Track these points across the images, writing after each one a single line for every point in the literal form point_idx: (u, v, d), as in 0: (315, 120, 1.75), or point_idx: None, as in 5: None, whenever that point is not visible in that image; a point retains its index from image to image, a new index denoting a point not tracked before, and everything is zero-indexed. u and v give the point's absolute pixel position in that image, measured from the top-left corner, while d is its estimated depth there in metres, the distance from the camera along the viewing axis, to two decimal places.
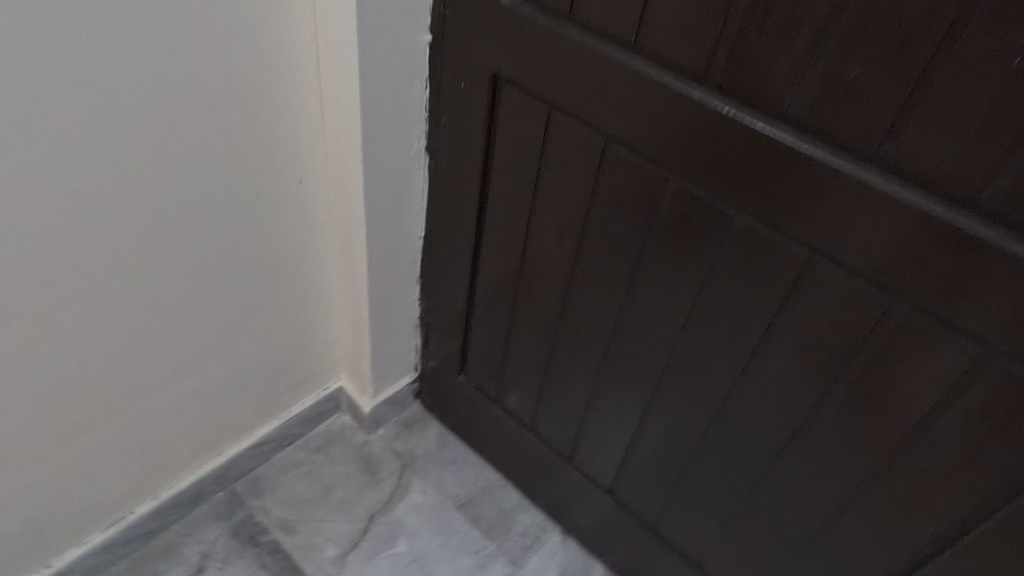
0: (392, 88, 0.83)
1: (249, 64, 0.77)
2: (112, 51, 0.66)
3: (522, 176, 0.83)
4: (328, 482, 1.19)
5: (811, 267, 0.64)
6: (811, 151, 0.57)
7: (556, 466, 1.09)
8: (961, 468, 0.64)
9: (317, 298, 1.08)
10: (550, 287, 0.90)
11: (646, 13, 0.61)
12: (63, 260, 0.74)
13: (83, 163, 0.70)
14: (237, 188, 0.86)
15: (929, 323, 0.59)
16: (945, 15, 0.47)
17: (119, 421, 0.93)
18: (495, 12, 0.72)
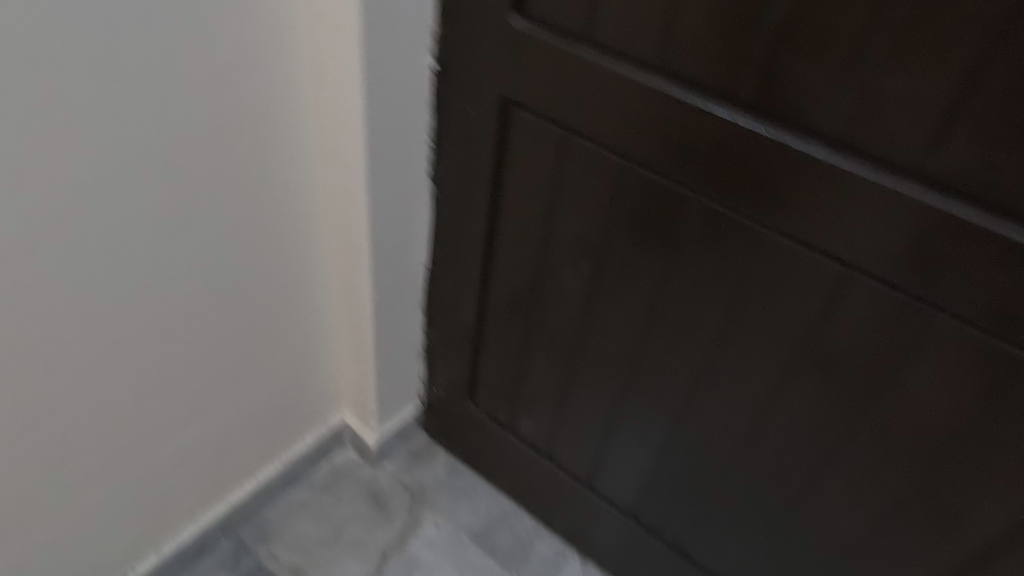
0: (397, 116, 0.81)
1: (249, 99, 0.74)
2: (108, 92, 0.63)
3: (535, 200, 0.81)
4: (337, 521, 1.15)
5: (846, 283, 0.62)
6: (847, 166, 0.56)
7: (573, 491, 1.07)
8: (1008, 480, 0.63)
9: (319, 333, 1.05)
10: (566, 312, 0.87)
11: (670, 33, 0.60)
12: (59, 313, 0.71)
13: (79, 210, 0.66)
14: (237, 226, 0.83)
15: (972, 335, 0.58)
16: (991, 26, 0.46)
17: (120, 475, 0.89)
18: (506, 36, 0.70)
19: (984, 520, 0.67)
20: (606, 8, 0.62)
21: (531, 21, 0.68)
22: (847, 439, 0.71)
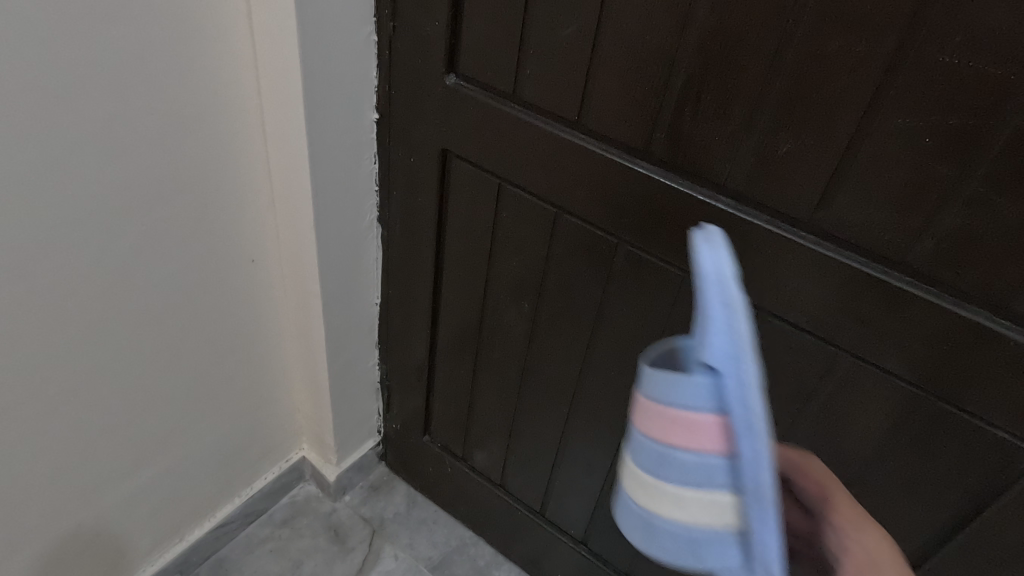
0: (342, 167, 0.84)
1: (196, 155, 0.77)
2: (58, 156, 0.65)
3: (477, 242, 0.85)
4: (297, 556, 1.16)
5: (759, 324, 0.67)
6: (749, 219, 0.60)
7: (527, 520, 1.10)
8: (915, 499, 0.67)
9: (274, 372, 1.07)
10: (511, 349, 0.91)
11: (587, 95, 0.64)
12: (11, 366, 0.72)
13: (30, 266, 0.68)
14: (188, 274, 0.85)
15: (872, 372, 0.63)
16: (861, 97, 0.51)
17: (75, 519, 0.90)
18: (440, 93, 0.74)
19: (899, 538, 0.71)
20: (530, 71, 0.67)
21: (463, 80, 0.73)
22: None
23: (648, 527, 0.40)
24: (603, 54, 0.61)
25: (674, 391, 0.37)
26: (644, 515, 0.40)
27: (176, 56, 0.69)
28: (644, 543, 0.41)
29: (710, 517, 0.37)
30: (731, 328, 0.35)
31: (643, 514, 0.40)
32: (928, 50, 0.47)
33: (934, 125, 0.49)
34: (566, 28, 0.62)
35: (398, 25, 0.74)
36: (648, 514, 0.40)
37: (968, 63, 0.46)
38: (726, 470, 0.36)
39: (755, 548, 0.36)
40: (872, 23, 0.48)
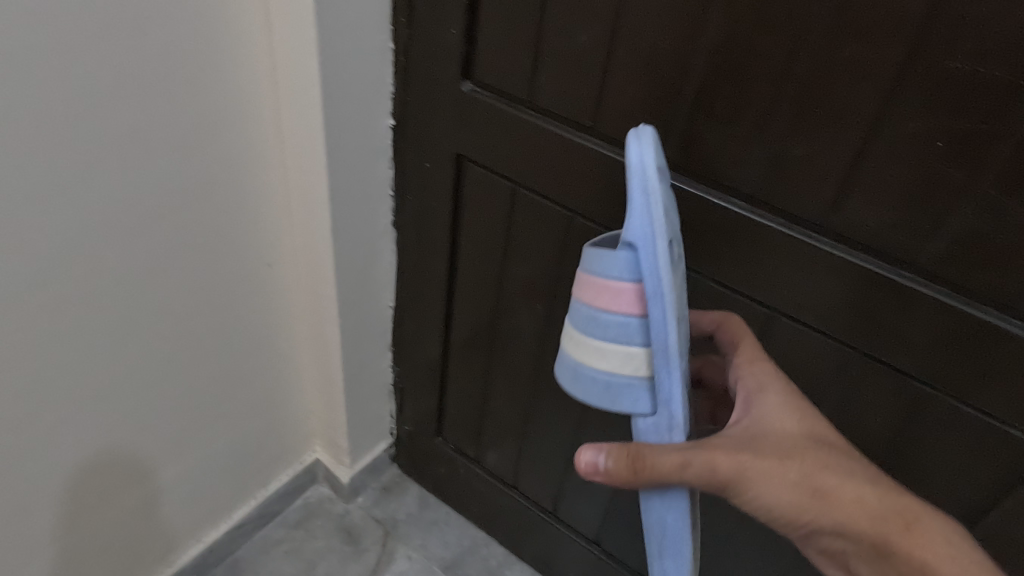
0: (358, 173, 0.85)
1: (215, 161, 0.79)
2: (82, 162, 0.67)
3: (491, 246, 0.86)
4: (311, 557, 1.17)
5: (772, 325, 0.68)
6: (762, 222, 0.62)
7: (540, 521, 1.11)
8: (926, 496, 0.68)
9: (289, 374, 1.08)
10: (524, 350, 0.92)
11: (602, 101, 0.66)
12: (35, 370, 0.74)
13: (55, 271, 0.70)
14: (207, 277, 0.86)
15: (885, 371, 0.64)
16: (873, 103, 0.52)
17: (95, 520, 0.91)
18: (456, 99, 0.76)
19: None
20: (545, 78, 0.68)
21: (479, 86, 0.74)
22: None
23: (576, 373, 0.52)
24: (618, 60, 0.62)
25: (602, 264, 0.48)
26: (577, 363, 0.52)
27: (195, 66, 0.71)
28: (576, 384, 0.52)
29: (627, 363, 0.49)
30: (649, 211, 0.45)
31: (574, 361, 0.52)
32: (938, 57, 0.48)
33: (943, 129, 0.50)
34: (581, 35, 0.63)
35: (414, 33, 0.75)
36: (581, 361, 0.51)
37: (978, 70, 0.48)
38: (640, 329, 0.48)
39: (657, 388, 0.48)
40: (884, 31, 0.49)
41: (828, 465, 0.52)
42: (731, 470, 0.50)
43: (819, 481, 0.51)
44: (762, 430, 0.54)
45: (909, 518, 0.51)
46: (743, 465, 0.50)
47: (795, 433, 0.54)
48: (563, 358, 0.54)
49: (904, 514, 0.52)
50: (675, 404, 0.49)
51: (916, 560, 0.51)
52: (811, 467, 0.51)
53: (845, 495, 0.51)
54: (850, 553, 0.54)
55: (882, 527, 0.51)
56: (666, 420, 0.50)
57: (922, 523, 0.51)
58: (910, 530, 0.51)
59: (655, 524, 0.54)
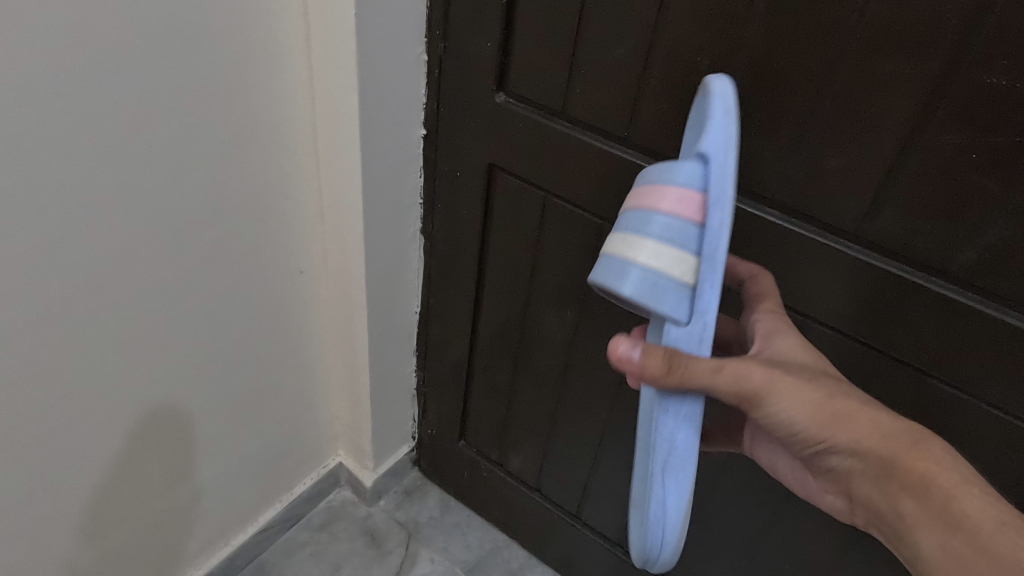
0: (390, 182, 0.87)
1: (254, 171, 0.80)
2: (133, 175, 0.68)
3: (520, 252, 0.87)
4: (335, 560, 1.19)
5: (803, 331, 0.69)
6: (796, 231, 0.63)
7: (562, 523, 1.12)
8: None
9: (316, 379, 1.10)
10: (551, 355, 0.94)
11: (637, 112, 0.67)
12: (82, 379, 0.75)
13: (103, 281, 0.71)
14: (242, 285, 0.88)
15: (916, 376, 0.65)
16: (908, 116, 0.54)
17: (132, 525, 0.93)
18: (490, 110, 0.77)
19: None
20: (580, 90, 0.70)
21: (513, 97, 0.76)
22: None
23: (613, 271, 0.52)
24: (654, 73, 0.64)
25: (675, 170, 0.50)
26: (619, 262, 0.52)
27: (239, 78, 0.73)
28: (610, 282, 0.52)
29: (675, 266, 0.50)
30: (727, 129, 0.48)
31: (615, 260, 0.53)
32: (975, 72, 0.50)
33: (977, 143, 0.52)
34: (617, 49, 0.65)
35: (449, 46, 0.77)
36: (624, 259, 0.52)
37: (1011, 86, 0.49)
38: (695, 237, 0.50)
39: (698, 296, 0.50)
40: (921, 46, 0.51)
41: (843, 388, 0.55)
42: (759, 378, 0.54)
43: (838, 403, 0.53)
44: (779, 355, 0.56)
45: (915, 439, 0.52)
46: (773, 379, 0.54)
47: (811, 362, 0.56)
48: (599, 261, 0.55)
49: (910, 436, 0.53)
50: (710, 314, 0.51)
51: (922, 475, 0.51)
52: (830, 389, 0.54)
53: (856, 415, 0.53)
54: (856, 474, 0.56)
55: (889, 445, 0.52)
56: (697, 331, 0.52)
57: (926, 446, 0.52)
58: (916, 447, 0.52)
59: (663, 443, 0.55)
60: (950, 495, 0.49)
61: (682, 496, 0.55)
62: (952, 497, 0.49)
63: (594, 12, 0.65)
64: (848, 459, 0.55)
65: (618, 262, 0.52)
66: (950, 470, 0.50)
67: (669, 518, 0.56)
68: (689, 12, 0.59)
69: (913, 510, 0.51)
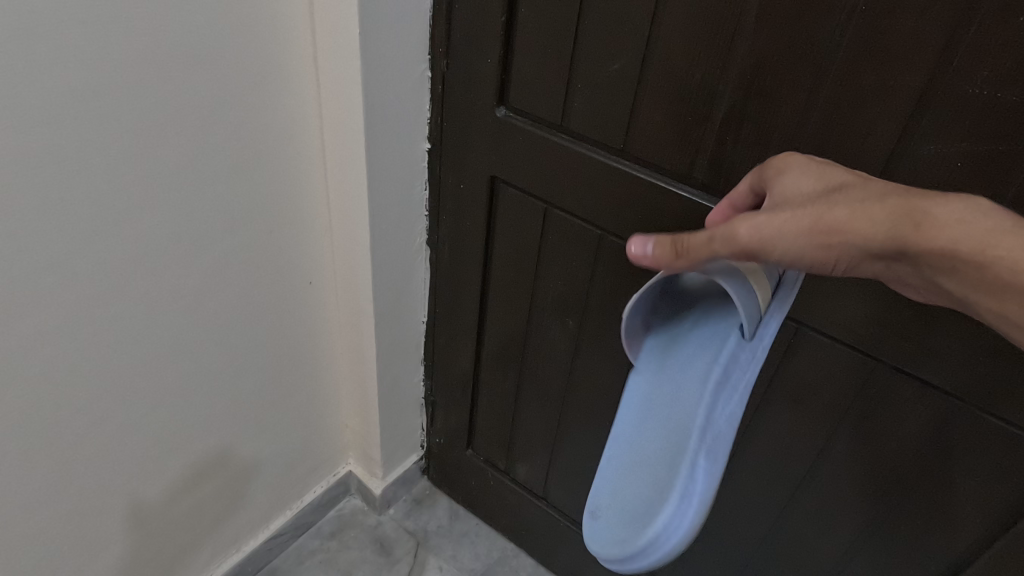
0: (397, 193, 0.89)
1: (265, 185, 0.83)
2: (148, 188, 0.71)
3: (523, 262, 0.89)
4: (346, 568, 1.20)
5: (799, 338, 0.70)
6: None
7: (569, 533, 1.13)
8: (956, 507, 0.70)
9: (326, 387, 1.12)
10: (556, 365, 0.95)
11: (632, 124, 0.69)
12: (97, 387, 0.77)
13: (117, 291, 0.73)
14: (255, 294, 0.90)
15: (908, 381, 0.66)
16: (895, 126, 0.55)
17: (145, 531, 0.94)
18: (490, 124, 0.79)
19: (937, 546, 0.73)
20: (577, 104, 0.71)
21: (513, 111, 0.78)
22: (812, 474, 0.78)
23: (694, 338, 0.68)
24: (649, 85, 0.66)
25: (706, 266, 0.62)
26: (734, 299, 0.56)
27: (250, 95, 0.75)
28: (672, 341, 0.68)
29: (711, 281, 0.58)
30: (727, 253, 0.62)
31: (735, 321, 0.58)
32: (957, 81, 0.51)
33: (965, 151, 0.53)
34: (613, 63, 0.67)
35: (452, 62, 0.79)
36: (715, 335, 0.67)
37: (996, 95, 0.50)
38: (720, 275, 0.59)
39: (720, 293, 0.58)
40: (906, 57, 0.52)
41: (850, 201, 0.48)
42: (751, 249, 0.50)
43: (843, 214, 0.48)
44: (778, 201, 0.51)
45: (924, 211, 0.46)
46: (766, 219, 0.49)
47: (816, 185, 0.51)
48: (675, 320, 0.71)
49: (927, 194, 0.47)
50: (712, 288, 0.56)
51: (951, 226, 0.46)
52: (822, 209, 0.48)
53: (855, 226, 0.48)
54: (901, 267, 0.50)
55: (893, 222, 0.47)
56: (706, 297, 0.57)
57: (943, 208, 0.46)
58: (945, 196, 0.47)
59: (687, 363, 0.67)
60: (984, 242, 0.45)
61: (711, 476, 0.58)
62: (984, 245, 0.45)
63: (589, 29, 0.66)
64: (870, 263, 0.50)
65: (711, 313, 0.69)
66: (976, 215, 0.45)
67: (696, 493, 0.58)
68: (680, 27, 0.61)
69: (960, 279, 0.47)
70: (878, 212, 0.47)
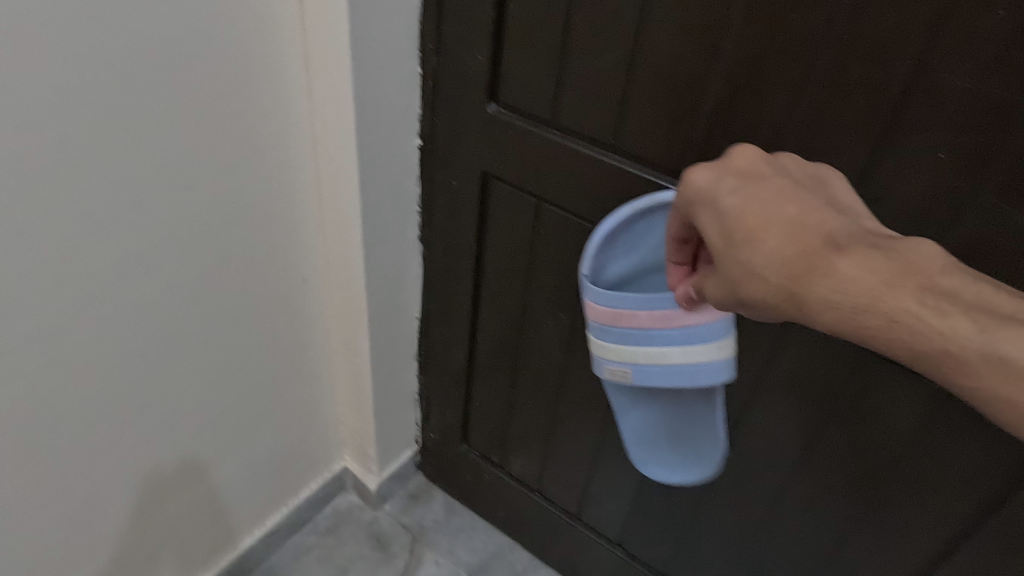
0: (388, 189, 0.89)
1: (257, 183, 0.83)
2: (142, 185, 0.71)
3: (515, 256, 0.90)
4: (342, 564, 1.21)
5: (790, 329, 0.71)
6: None
7: (564, 525, 1.14)
8: (943, 493, 0.71)
9: (320, 383, 1.12)
10: (549, 359, 0.96)
11: (622, 119, 0.69)
12: (91, 386, 0.77)
13: (109, 289, 0.73)
14: (249, 291, 0.90)
15: (894, 369, 0.66)
16: (879, 118, 0.56)
17: (141, 529, 0.94)
18: (481, 119, 0.80)
19: (923, 532, 0.74)
20: (567, 99, 0.72)
21: (504, 107, 0.78)
22: (803, 464, 0.79)
23: (674, 368, 0.68)
24: (638, 80, 0.66)
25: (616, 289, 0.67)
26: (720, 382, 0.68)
27: (242, 92, 0.75)
28: (664, 381, 0.69)
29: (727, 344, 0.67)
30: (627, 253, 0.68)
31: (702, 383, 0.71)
32: (941, 74, 0.52)
33: (947, 142, 0.54)
34: (603, 59, 0.67)
35: (443, 59, 0.80)
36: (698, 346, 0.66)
37: (979, 88, 0.51)
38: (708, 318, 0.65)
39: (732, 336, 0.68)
40: (890, 50, 0.53)
41: (745, 276, 0.46)
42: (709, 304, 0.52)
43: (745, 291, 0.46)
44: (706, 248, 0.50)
45: (807, 294, 0.43)
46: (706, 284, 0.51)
47: (717, 237, 0.47)
48: (634, 351, 0.69)
49: (808, 267, 0.43)
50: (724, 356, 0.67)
51: (828, 297, 0.42)
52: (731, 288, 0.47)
53: (762, 304, 0.46)
54: None
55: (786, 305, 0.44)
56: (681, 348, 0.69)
57: (821, 294, 0.42)
58: (825, 270, 0.42)
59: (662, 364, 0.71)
60: (860, 304, 0.42)
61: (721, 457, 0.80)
62: (883, 315, 0.41)
63: (578, 25, 0.67)
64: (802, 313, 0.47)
65: (633, 280, 0.71)
66: (854, 284, 0.42)
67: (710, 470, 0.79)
68: (669, 23, 0.62)
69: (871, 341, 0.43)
70: (772, 292, 0.44)
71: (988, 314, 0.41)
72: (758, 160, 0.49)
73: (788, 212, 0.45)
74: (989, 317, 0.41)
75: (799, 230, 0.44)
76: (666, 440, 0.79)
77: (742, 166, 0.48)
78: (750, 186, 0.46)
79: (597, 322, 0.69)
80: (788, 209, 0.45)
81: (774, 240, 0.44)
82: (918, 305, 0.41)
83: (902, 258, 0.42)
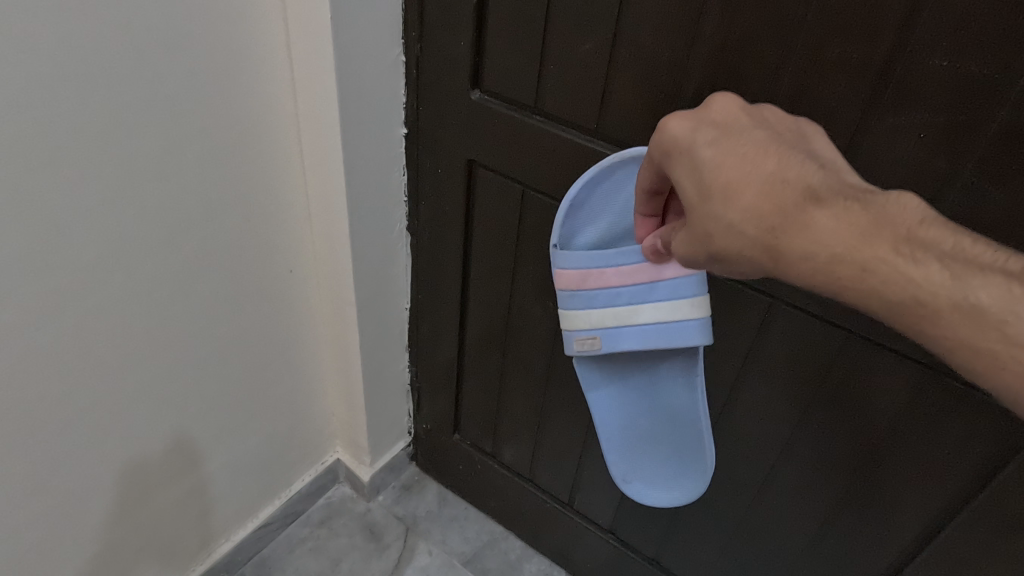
0: (374, 178, 0.89)
1: (241, 174, 0.82)
2: (123, 177, 0.70)
3: (502, 244, 0.90)
4: (335, 555, 1.21)
5: (775, 313, 0.71)
6: None
7: (556, 513, 1.14)
8: (929, 473, 0.71)
9: (310, 375, 1.12)
10: (537, 346, 0.96)
11: (605, 103, 0.69)
12: (76, 380, 0.77)
13: (92, 282, 0.73)
14: (235, 283, 0.90)
15: (877, 350, 0.67)
16: (858, 98, 0.56)
17: (130, 523, 0.94)
18: (466, 106, 0.80)
19: (910, 511, 0.75)
20: (550, 84, 0.72)
21: (488, 94, 0.78)
22: (790, 447, 0.80)
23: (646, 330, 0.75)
24: (620, 63, 0.66)
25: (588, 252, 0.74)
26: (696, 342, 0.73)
27: (223, 81, 0.75)
28: (634, 341, 0.76)
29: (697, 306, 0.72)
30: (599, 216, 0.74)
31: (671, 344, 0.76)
32: (921, 54, 0.52)
33: (927, 122, 0.54)
34: (584, 43, 0.67)
35: (426, 46, 0.79)
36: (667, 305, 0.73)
37: (958, 67, 0.51)
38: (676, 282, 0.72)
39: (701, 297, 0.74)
40: (869, 30, 0.53)
41: (721, 232, 0.50)
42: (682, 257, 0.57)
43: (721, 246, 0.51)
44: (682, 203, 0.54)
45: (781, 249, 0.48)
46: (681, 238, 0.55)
47: (693, 191, 0.51)
48: (603, 314, 0.76)
49: (781, 222, 0.47)
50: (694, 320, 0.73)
51: (804, 250, 0.47)
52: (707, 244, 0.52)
53: (736, 259, 0.51)
54: None
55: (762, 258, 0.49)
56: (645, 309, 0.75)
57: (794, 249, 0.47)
58: (800, 223, 0.47)
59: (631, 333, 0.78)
60: (834, 256, 0.47)
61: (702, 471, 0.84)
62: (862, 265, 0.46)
63: (559, 10, 0.67)
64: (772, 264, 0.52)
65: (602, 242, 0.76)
66: (829, 238, 0.47)
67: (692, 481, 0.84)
68: (650, 4, 0.61)
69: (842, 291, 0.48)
70: (748, 247, 0.49)
71: (960, 261, 0.45)
72: (736, 110, 0.52)
73: (766, 170, 0.48)
74: (960, 264, 0.45)
75: (773, 187, 0.48)
76: (647, 443, 0.85)
77: (720, 117, 0.51)
78: (726, 140, 0.50)
79: (568, 288, 0.76)
80: (765, 162, 0.48)
81: (750, 196, 0.48)
82: (894, 253, 0.45)
83: (880, 211, 0.46)
